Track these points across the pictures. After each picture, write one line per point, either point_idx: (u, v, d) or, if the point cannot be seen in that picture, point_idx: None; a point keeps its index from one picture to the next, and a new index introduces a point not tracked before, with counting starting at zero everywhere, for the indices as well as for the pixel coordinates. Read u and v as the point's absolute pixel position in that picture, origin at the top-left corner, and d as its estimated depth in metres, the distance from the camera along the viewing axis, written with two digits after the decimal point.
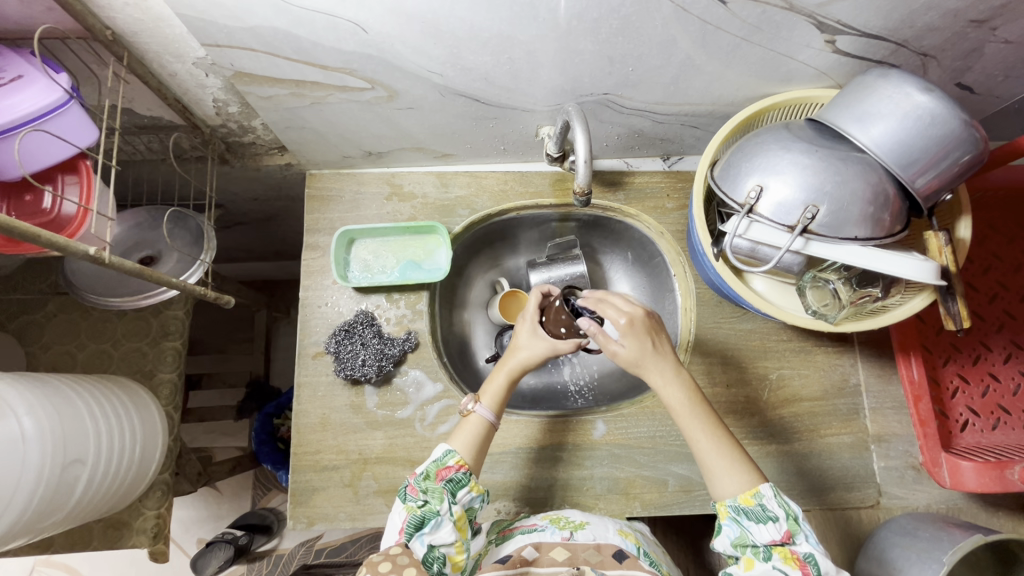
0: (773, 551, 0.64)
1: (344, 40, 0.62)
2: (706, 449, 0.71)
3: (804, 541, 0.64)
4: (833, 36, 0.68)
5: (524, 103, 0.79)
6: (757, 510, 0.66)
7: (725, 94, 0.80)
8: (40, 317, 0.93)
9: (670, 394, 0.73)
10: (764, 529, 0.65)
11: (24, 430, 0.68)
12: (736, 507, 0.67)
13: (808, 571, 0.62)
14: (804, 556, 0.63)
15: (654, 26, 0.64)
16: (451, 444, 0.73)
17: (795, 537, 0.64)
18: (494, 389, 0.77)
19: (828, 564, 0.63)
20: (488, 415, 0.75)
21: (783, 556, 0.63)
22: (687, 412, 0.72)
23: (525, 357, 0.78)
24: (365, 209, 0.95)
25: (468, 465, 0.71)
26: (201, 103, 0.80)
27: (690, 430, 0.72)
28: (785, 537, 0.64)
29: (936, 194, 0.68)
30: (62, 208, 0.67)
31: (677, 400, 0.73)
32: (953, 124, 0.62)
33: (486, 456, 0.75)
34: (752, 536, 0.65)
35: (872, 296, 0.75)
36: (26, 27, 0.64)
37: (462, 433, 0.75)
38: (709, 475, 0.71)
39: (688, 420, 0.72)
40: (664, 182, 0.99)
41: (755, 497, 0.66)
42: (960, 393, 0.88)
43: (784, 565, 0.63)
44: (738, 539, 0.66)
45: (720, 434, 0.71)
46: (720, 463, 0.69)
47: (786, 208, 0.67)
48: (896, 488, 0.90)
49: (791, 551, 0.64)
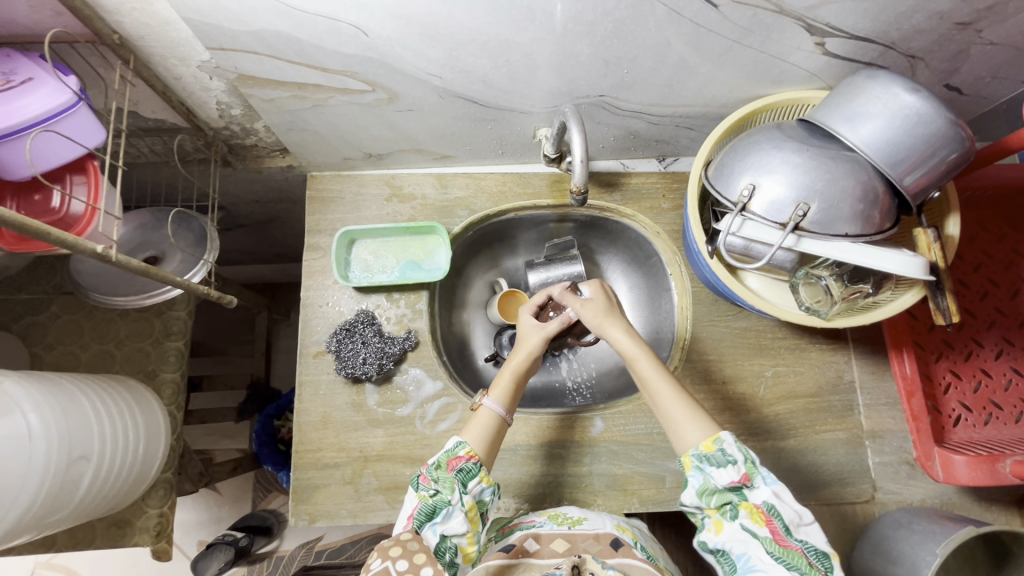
0: (740, 509, 0.66)
1: (345, 43, 0.64)
2: (669, 400, 0.72)
3: (763, 484, 0.65)
4: (822, 39, 0.69)
5: (522, 105, 0.81)
6: (717, 455, 0.66)
7: (718, 95, 0.81)
8: (45, 318, 0.95)
9: (626, 344, 0.77)
10: (723, 473, 0.66)
11: (30, 426, 0.69)
12: (699, 455, 0.67)
13: (773, 526, 0.63)
14: (767, 509, 0.64)
15: (648, 29, 0.66)
16: (463, 436, 0.74)
17: (754, 480, 0.65)
18: (504, 384, 0.79)
19: (789, 512, 0.64)
20: (497, 409, 0.76)
21: (749, 513, 0.65)
22: (647, 363, 0.75)
23: (528, 355, 0.81)
24: (365, 210, 0.97)
25: (479, 456, 0.72)
26: (205, 106, 0.81)
27: (650, 381, 0.74)
28: (744, 479, 0.65)
29: (924, 192, 0.70)
30: (70, 207, 0.69)
31: (634, 349, 0.76)
32: (940, 123, 0.64)
33: (499, 451, 0.75)
34: (714, 481, 0.67)
35: (862, 292, 0.76)
36: (36, 32, 0.66)
37: (475, 428, 0.75)
38: (673, 428, 0.71)
39: (649, 373, 0.74)
40: (660, 183, 1.00)
41: (716, 443, 0.67)
42: (952, 388, 0.90)
43: (751, 522, 0.64)
44: (702, 489, 0.68)
45: (679, 385, 0.73)
46: (682, 412, 0.71)
47: (777, 207, 0.68)
48: (891, 484, 0.91)
49: (754, 504, 0.65)
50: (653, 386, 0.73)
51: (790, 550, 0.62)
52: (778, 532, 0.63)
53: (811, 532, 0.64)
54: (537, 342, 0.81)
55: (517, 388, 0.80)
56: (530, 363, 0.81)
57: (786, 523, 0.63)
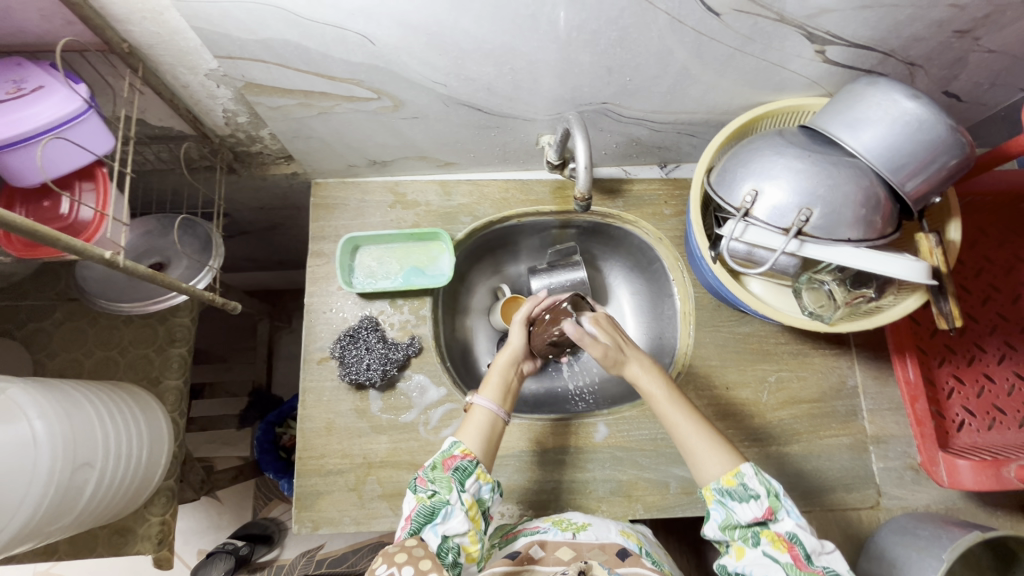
0: (761, 535, 0.66)
1: (352, 52, 0.64)
2: (689, 434, 0.72)
3: (787, 517, 0.65)
4: (823, 47, 0.70)
5: (525, 112, 0.81)
6: (739, 489, 0.67)
7: (720, 103, 0.82)
8: (49, 324, 0.95)
9: (647, 383, 0.75)
10: (746, 508, 0.66)
11: (36, 433, 0.69)
12: (720, 489, 0.68)
13: (796, 552, 0.63)
14: (789, 537, 0.64)
15: (651, 37, 0.67)
16: (459, 436, 0.74)
17: (778, 513, 0.66)
18: (494, 383, 0.79)
19: (811, 541, 0.64)
20: (490, 405, 0.76)
21: (771, 540, 0.65)
22: (667, 403, 0.74)
23: (511, 352, 0.83)
24: (369, 217, 0.97)
25: (474, 455, 0.72)
26: (212, 114, 0.82)
27: (672, 418, 0.73)
28: (768, 514, 0.65)
29: (925, 198, 0.70)
30: (79, 213, 0.70)
31: (654, 388, 0.75)
32: (940, 129, 0.64)
33: (497, 448, 0.75)
34: (736, 516, 0.66)
35: (866, 296, 0.76)
36: (47, 41, 0.67)
37: (471, 429, 0.75)
38: (693, 460, 0.71)
39: (669, 411, 0.74)
40: (661, 190, 1.01)
41: (736, 477, 0.67)
42: (955, 393, 0.90)
43: (773, 548, 0.64)
44: (725, 522, 0.67)
45: (698, 419, 0.73)
46: (703, 445, 0.71)
47: (780, 212, 0.69)
48: (895, 489, 0.91)
49: (776, 532, 0.65)
50: (674, 424, 0.73)
51: (813, 574, 0.62)
52: (800, 558, 0.63)
53: (832, 559, 0.64)
54: (519, 337, 0.84)
55: (508, 385, 0.80)
56: (515, 359, 0.83)
57: (808, 551, 0.63)
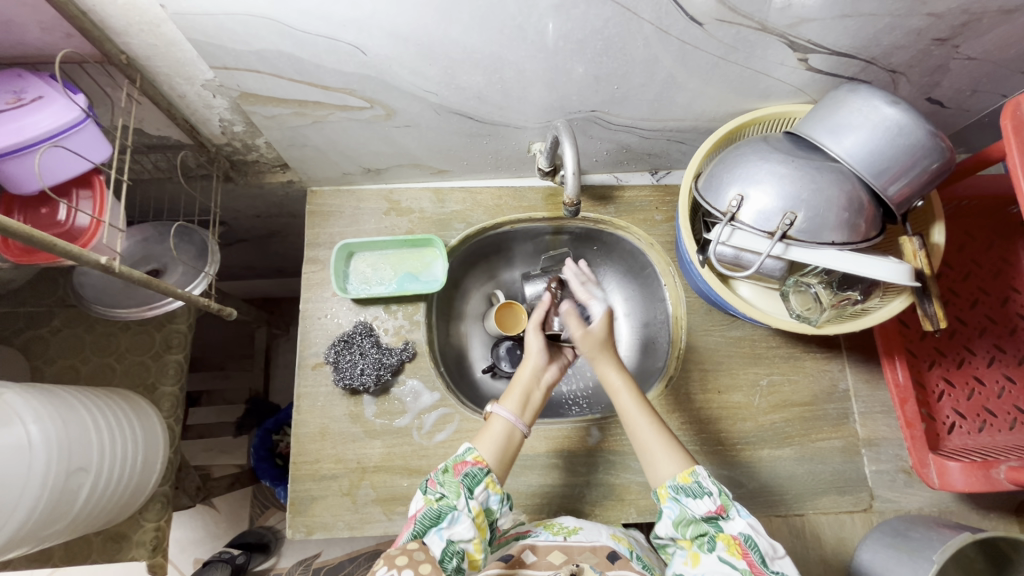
0: (717, 540, 0.66)
1: (344, 62, 0.66)
2: (647, 435, 0.75)
3: (738, 516, 0.67)
4: (805, 55, 0.72)
5: (516, 120, 0.83)
6: (693, 487, 0.69)
7: (707, 110, 0.84)
8: (46, 332, 0.96)
9: (613, 379, 0.80)
10: (700, 503, 0.68)
11: (31, 437, 0.70)
12: (675, 486, 0.70)
13: (751, 558, 0.64)
14: (744, 540, 0.65)
15: (637, 46, 0.68)
16: (474, 444, 0.75)
17: (729, 512, 0.67)
18: (515, 395, 0.80)
19: (764, 543, 0.65)
20: (510, 416, 0.77)
21: (727, 544, 0.65)
22: (630, 400, 0.78)
23: (533, 366, 0.83)
24: (363, 224, 0.98)
25: (490, 465, 0.73)
26: (208, 123, 0.84)
27: (632, 416, 0.77)
28: (720, 510, 0.67)
29: (908, 201, 0.71)
30: (76, 220, 0.71)
31: (620, 386, 0.79)
32: (919, 134, 0.65)
33: (512, 464, 0.76)
34: (691, 511, 0.68)
35: (852, 299, 0.78)
36: (47, 53, 0.68)
37: (488, 439, 0.76)
38: (649, 460, 0.74)
39: (629, 409, 0.77)
40: (652, 196, 1.02)
41: (691, 475, 0.70)
42: (946, 396, 0.91)
43: (728, 554, 0.65)
44: (679, 519, 0.69)
45: (658, 421, 0.76)
46: (658, 445, 0.74)
47: (765, 216, 0.70)
48: (888, 492, 0.91)
49: (731, 536, 0.66)
50: (631, 420, 0.76)
51: None
52: (755, 565, 0.63)
53: (784, 565, 0.65)
54: (537, 344, 0.85)
55: (529, 399, 0.81)
56: (536, 372, 0.83)
57: (762, 555, 0.64)
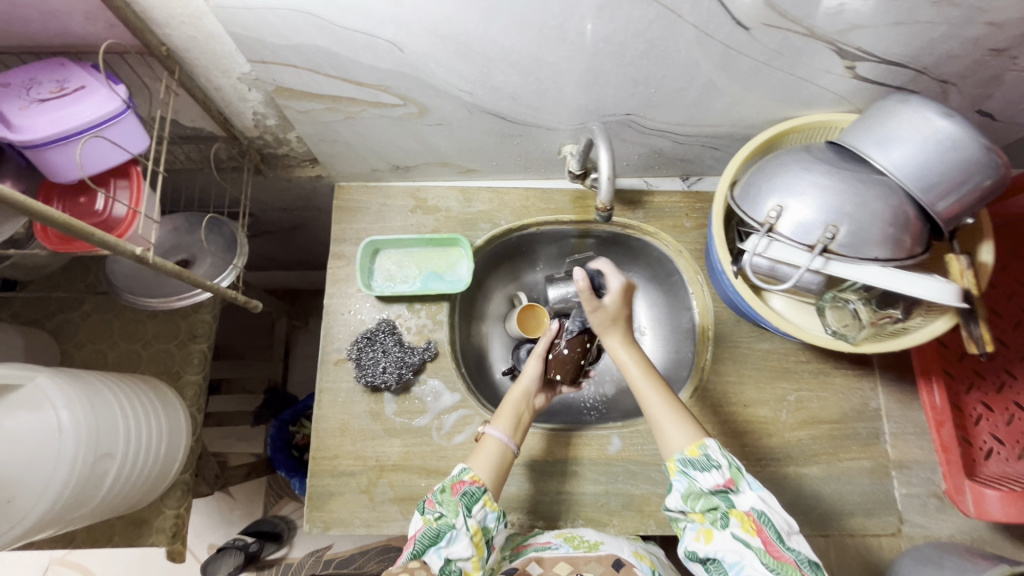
0: (729, 516, 0.65)
1: (380, 59, 0.66)
2: (654, 405, 0.73)
3: (749, 491, 0.66)
4: (853, 62, 0.69)
5: (548, 122, 0.82)
6: (702, 460, 0.68)
7: (745, 116, 0.81)
8: (76, 317, 0.97)
9: (621, 355, 0.79)
10: (708, 476, 0.67)
11: (62, 421, 0.71)
12: (684, 459, 0.68)
13: (764, 534, 0.63)
14: (758, 516, 0.64)
15: (678, 50, 0.66)
16: (469, 464, 0.74)
17: (739, 486, 0.66)
18: (506, 414, 0.80)
19: (778, 519, 0.64)
20: (501, 436, 0.77)
21: (740, 520, 0.64)
22: (638, 374, 0.77)
23: (523, 386, 0.84)
24: (390, 220, 0.98)
25: (484, 481, 0.72)
26: (242, 115, 0.84)
27: (642, 390, 0.76)
28: (729, 484, 0.66)
29: (956, 218, 0.68)
30: (113, 210, 0.72)
31: (628, 361, 0.78)
32: (974, 149, 0.62)
33: (507, 480, 0.75)
34: (699, 485, 0.67)
35: (892, 317, 0.75)
36: (90, 42, 0.69)
37: (483, 458, 0.75)
38: (659, 431, 0.73)
39: (638, 382, 0.76)
40: (683, 202, 1.00)
41: (700, 448, 0.68)
42: (984, 420, 0.87)
43: (742, 530, 0.64)
44: (687, 493, 0.68)
45: (665, 391, 0.75)
46: (668, 417, 0.72)
47: (805, 228, 0.68)
48: (918, 516, 0.88)
49: (742, 511, 0.65)
50: (641, 392, 0.75)
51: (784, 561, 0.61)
52: (770, 541, 0.62)
53: (800, 541, 0.64)
54: (534, 370, 0.86)
55: (520, 421, 0.81)
56: (527, 395, 0.84)
57: (777, 532, 0.62)
